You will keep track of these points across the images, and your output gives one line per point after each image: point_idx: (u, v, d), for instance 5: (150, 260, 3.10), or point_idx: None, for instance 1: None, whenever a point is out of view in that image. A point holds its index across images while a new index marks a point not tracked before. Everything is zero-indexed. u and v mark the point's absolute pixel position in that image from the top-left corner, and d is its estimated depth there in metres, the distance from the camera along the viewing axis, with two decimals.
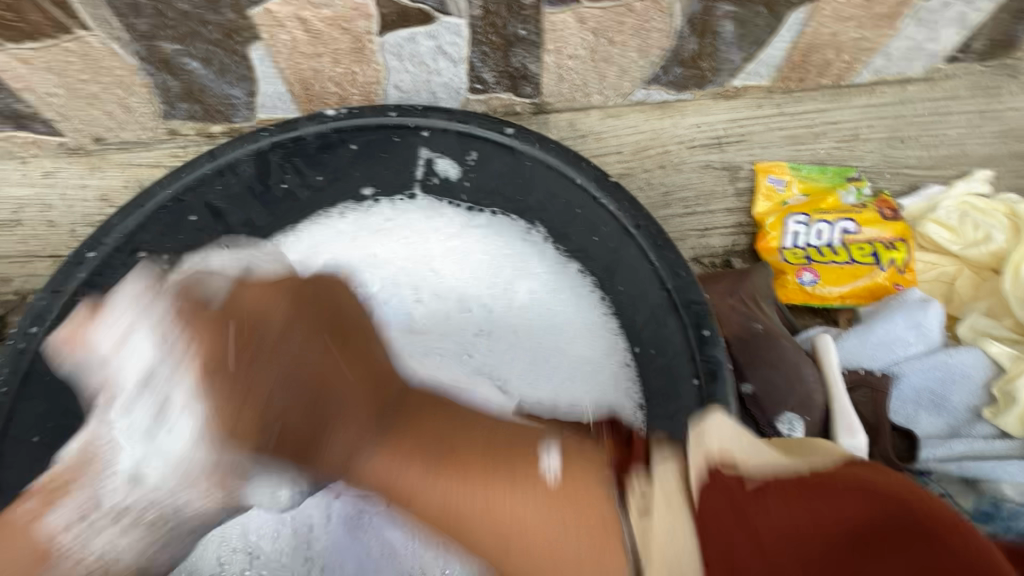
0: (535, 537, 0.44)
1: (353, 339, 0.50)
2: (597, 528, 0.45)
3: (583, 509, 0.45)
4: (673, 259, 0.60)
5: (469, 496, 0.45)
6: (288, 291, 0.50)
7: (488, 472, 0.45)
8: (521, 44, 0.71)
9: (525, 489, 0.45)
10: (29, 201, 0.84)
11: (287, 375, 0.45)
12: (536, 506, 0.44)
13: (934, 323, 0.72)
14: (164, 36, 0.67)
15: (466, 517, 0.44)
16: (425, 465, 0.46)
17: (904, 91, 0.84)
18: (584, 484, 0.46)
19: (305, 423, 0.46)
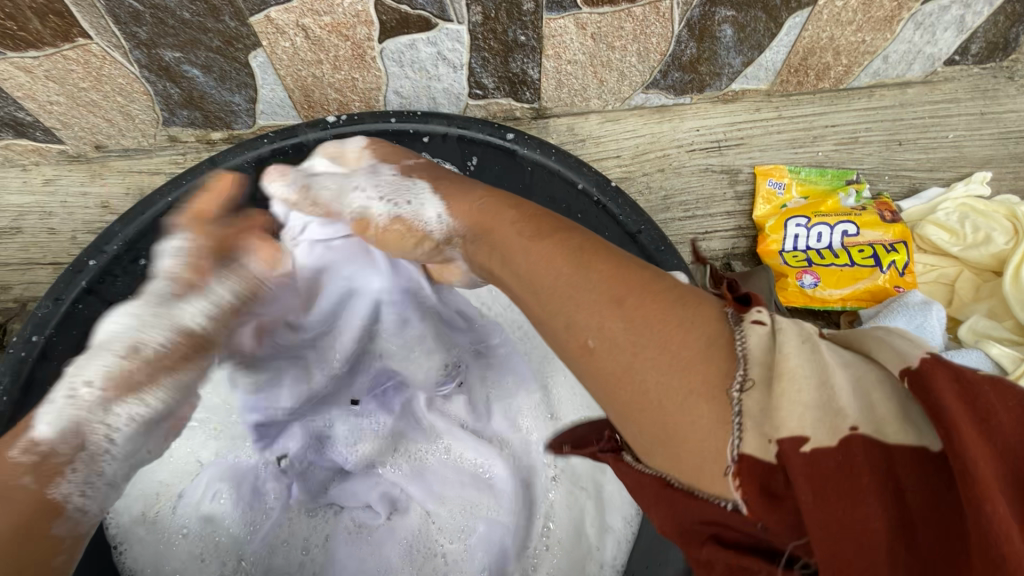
0: (650, 340, 0.32)
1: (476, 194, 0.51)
2: (707, 353, 0.30)
3: (686, 328, 0.31)
4: (675, 263, 0.60)
5: (559, 265, 0.37)
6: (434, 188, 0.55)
7: (609, 274, 0.35)
8: (521, 49, 0.72)
9: (670, 301, 0.33)
10: (29, 209, 0.84)
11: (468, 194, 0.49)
12: (623, 320, 0.33)
13: (936, 326, 0.72)
14: (165, 43, 0.67)
15: (543, 295, 0.37)
16: (529, 231, 0.40)
17: (902, 93, 0.85)
18: (689, 310, 0.32)
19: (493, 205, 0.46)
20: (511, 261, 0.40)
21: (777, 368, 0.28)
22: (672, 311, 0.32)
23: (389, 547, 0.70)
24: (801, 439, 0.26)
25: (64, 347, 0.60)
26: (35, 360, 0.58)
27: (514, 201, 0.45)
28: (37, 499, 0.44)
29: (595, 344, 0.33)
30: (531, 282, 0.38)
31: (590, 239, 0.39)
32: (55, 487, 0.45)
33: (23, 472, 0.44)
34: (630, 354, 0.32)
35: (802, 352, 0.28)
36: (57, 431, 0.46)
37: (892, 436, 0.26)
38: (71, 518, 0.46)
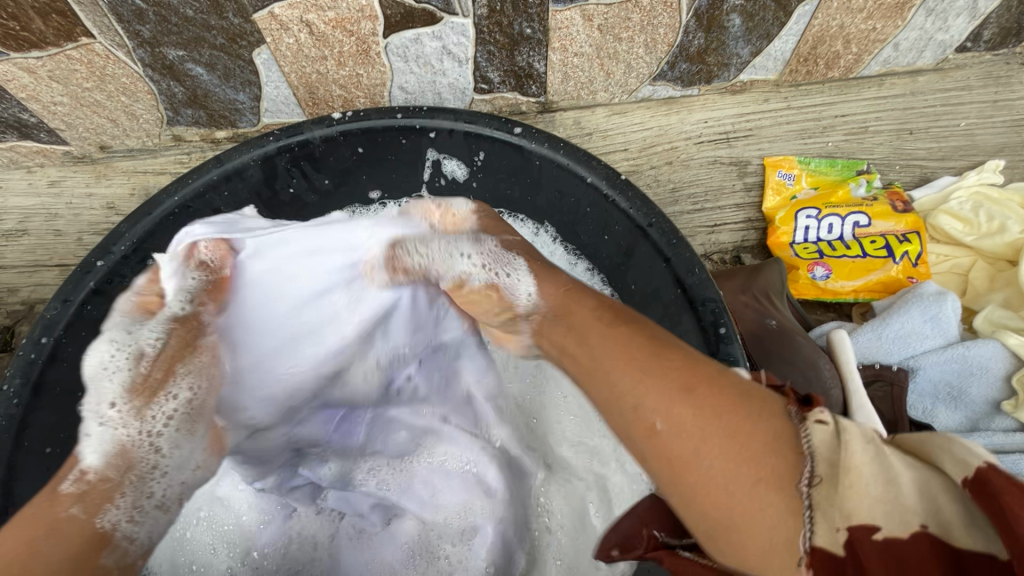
0: (717, 434, 0.30)
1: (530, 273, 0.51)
2: (771, 450, 0.29)
3: (753, 420, 0.30)
4: (688, 256, 0.59)
5: (633, 360, 0.35)
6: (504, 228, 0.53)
7: (666, 361, 0.34)
8: (527, 42, 0.71)
9: (737, 394, 0.32)
10: (35, 211, 0.84)
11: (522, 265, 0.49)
12: (697, 412, 0.31)
13: (951, 317, 0.71)
14: (168, 41, 0.67)
15: (617, 393, 0.35)
16: (608, 320, 0.39)
17: (913, 82, 0.83)
18: (762, 407, 0.31)
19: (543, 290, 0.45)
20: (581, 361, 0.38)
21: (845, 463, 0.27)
22: (745, 407, 0.31)
23: (388, 548, 0.68)
24: (873, 527, 0.25)
25: (72, 349, 0.60)
26: (44, 362, 0.58)
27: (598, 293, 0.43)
28: (89, 532, 0.40)
29: (666, 434, 0.31)
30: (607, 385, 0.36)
31: (659, 333, 0.38)
32: (105, 514, 0.41)
33: (70, 502, 0.40)
34: (696, 436, 0.30)
35: (869, 451, 0.27)
36: (102, 457, 0.44)
37: (965, 540, 0.24)
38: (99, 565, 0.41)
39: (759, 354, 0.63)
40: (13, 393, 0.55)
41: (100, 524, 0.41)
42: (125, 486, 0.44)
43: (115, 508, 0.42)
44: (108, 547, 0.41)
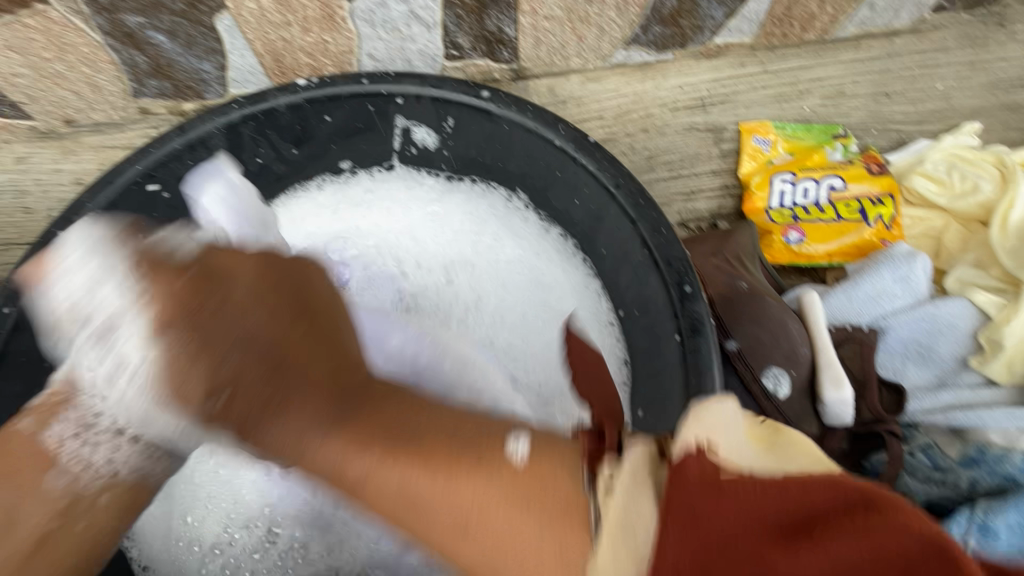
0: (483, 527, 0.32)
1: (320, 316, 0.46)
2: (560, 508, 0.32)
3: (545, 502, 0.32)
4: (654, 216, 0.59)
5: (417, 468, 0.35)
6: (208, 271, 0.45)
7: (421, 455, 0.35)
8: (495, 5, 0.69)
9: (486, 474, 0.34)
10: (1, 187, 0.82)
11: (243, 339, 0.42)
12: (488, 481, 0.33)
13: (922, 277, 0.71)
14: (127, 7, 0.65)
15: (402, 495, 0.35)
16: (337, 444, 0.38)
17: (890, 43, 0.82)
18: (555, 467, 0.34)
19: (258, 388, 0.41)
20: (344, 476, 0.37)
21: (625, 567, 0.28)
22: (545, 488, 0.33)
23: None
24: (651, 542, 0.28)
25: None
26: (8, 333, 0.57)
27: (307, 378, 0.42)
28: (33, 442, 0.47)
29: (472, 532, 0.33)
30: (401, 496, 0.35)
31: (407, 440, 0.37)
32: (49, 429, 0.47)
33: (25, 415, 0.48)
34: (492, 522, 0.32)
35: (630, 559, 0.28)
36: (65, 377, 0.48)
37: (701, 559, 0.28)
38: (71, 472, 0.47)
39: (726, 314, 0.63)
40: None
41: (45, 437, 0.47)
42: (75, 399, 0.48)
43: (61, 421, 0.48)
44: (55, 469, 0.47)
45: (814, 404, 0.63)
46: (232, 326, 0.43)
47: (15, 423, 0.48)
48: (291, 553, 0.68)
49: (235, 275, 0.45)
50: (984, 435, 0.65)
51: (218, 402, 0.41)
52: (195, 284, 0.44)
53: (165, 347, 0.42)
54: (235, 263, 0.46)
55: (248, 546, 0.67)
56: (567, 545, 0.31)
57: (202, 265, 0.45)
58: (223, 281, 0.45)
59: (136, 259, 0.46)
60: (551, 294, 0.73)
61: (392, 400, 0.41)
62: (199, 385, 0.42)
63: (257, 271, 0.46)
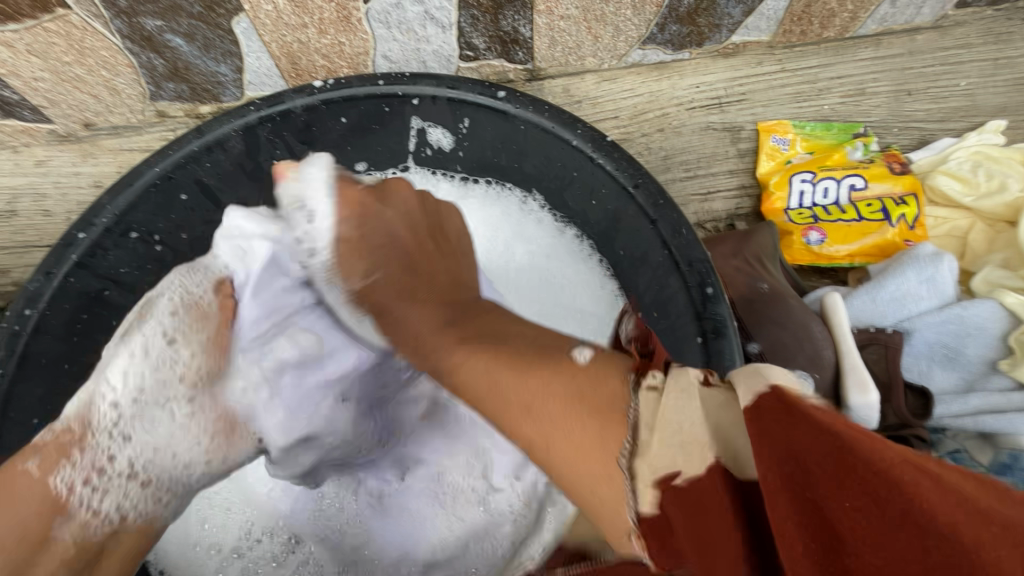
0: (548, 411, 0.35)
1: (445, 245, 0.59)
2: (607, 403, 0.33)
3: (598, 413, 0.33)
4: (674, 217, 0.58)
5: (499, 368, 0.40)
6: (382, 194, 0.57)
7: (519, 359, 0.40)
8: (510, 5, 0.69)
9: (550, 373, 0.37)
10: (22, 191, 0.83)
11: (385, 246, 0.55)
12: (554, 380, 0.36)
13: (947, 276, 0.69)
14: (145, 11, 0.66)
15: (492, 379, 0.40)
16: (433, 317, 0.50)
17: (912, 41, 0.80)
18: (600, 379, 0.35)
19: (401, 281, 0.54)
20: (443, 360, 0.45)
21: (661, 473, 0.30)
22: (594, 395, 0.34)
23: (412, 500, 0.68)
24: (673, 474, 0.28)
25: (57, 321, 0.60)
26: (29, 335, 0.57)
27: (423, 282, 0.54)
28: (41, 488, 0.46)
29: (533, 410, 0.36)
30: (485, 382, 0.40)
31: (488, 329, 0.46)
32: (56, 474, 0.47)
33: (28, 458, 0.47)
34: (545, 414, 0.35)
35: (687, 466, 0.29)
36: (77, 412, 0.49)
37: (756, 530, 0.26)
38: (81, 517, 0.47)
39: (748, 316, 0.62)
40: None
41: (52, 485, 0.46)
42: (87, 441, 0.49)
43: (68, 467, 0.47)
44: (62, 517, 0.46)
45: (838, 408, 0.62)
46: (383, 237, 0.55)
47: (21, 464, 0.46)
48: (309, 562, 0.68)
49: (399, 201, 0.58)
50: (1016, 441, 0.63)
51: (369, 291, 0.54)
52: (370, 205, 0.55)
53: (340, 235, 0.55)
54: (400, 192, 0.58)
55: (268, 552, 0.68)
56: (608, 436, 0.31)
57: (377, 194, 0.57)
58: (387, 205, 0.57)
59: (337, 176, 0.56)
60: (566, 293, 0.73)
61: (499, 315, 0.50)
62: (357, 269, 0.54)
63: (416, 206, 0.59)
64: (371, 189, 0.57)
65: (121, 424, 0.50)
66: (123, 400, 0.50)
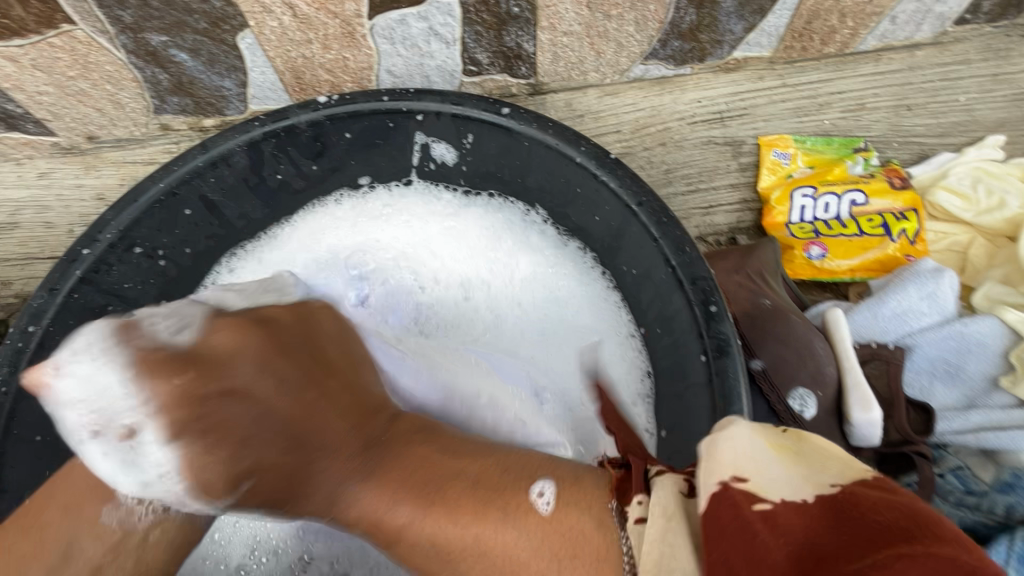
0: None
1: (332, 372, 0.47)
2: (588, 549, 0.36)
3: (567, 570, 0.36)
4: (678, 234, 0.59)
5: (456, 534, 0.39)
6: (200, 359, 0.42)
7: (469, 509, 0.40)
8: (514, 22, 0.69)
9: (511, 523, 0.38)
10: (25, 203, 0.83)
11: (257, 417, 0.42)
12: (518, 532, 0.38)
13: (948, 293, 0.70)
14: (151, 27, 0.66)
15: (447, 550, 0.40)
16: (372, 494, 0.43)
17: (911, 56, 0.81)
18: (585, 552, 0.36)
19: (281, 475, 0.43)
20: (378, 525, 0.42)
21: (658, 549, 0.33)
22: (557, 536, 0.37)
23: None
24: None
25: (62, 337, 0.60)
26: (33, 351, 0.58)
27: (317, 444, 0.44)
28: (89, 476, 0.46)
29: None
30: (440, 553, 0.40)
31: (412, 470, 0.43)
32: (104, 467, 0.46)
33: (77, 454, 0.47)
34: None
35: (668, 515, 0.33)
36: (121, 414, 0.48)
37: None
38: (127, 507, 0.46)
39: (751, 333, 0.62)
40: (1, 380, 0.56)
41: (100, 474, 0.46)
42: (125, 447, 0.46)
43: None
44: (110, 503, 0.45)
45: (841, 425, 0.62)
46: (249, 411, 0.42)
47: (76, 456, 0.47)
48: None
49: (231, 359, 0.42)
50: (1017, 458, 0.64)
51: (241, 494, 0.42)
52: (204, 392, 0.41)
53: (183, 456, 0.40)
54: (282, 321, 0.47)
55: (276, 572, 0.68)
56: None
57: (198, 357, 0.42)
58: (232, 371, 0.42)
59: (134, 360, 0.41)
60: (572, 305, 0.72)
61: (414, 443, 0.45)
62: (221, 478, 0.41)
63: (263, 341, 0.44)
64: (186, 353, 0.42)
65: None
66: (161, 394, 0.49)
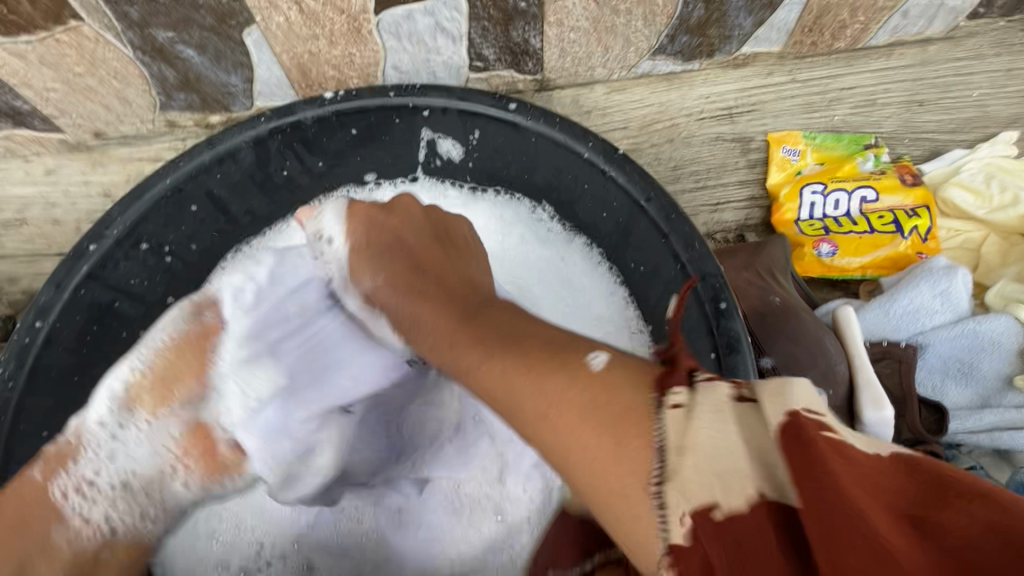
0: (558, 422, 0.35)
1: (455, 247, 0.58)
2: (624, 416, 0.32)
3: (616, 417, 0.33)
4: (686, 230, 0.58)
5: (512, 373, 0.39)
6: (389, 205, 0.59)
7: (535, 359, 0.39)
8: (521, 17, 0.69)
9: (565, 374, 0.37)
10: (33, 200, 0.83)
11: (402, 251, 0.55)
12: (568, 385, 0.36)
13: (962, 291, 0.69)
14: (157, 23, 0.66)
15: (499, 396, 0.40)
16: (461, 339, 0.45)
17: (925, 51, 0.79)
18: (630, 414, 0.32)
19: (412, 283, 0.53)
20: (461, 368, 0.44)
21: (688, 443, 0.30)
22: (614, 397, 0.34)
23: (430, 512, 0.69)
24: (711, 506, 0.29)
25: (68, 332, 0.60)
26: (39, 347, 0.57)
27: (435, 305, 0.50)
28: (42, 492, 0.52)
29: (547, 423, 0.36)
30: (503, 390, 0.39)
31: (508, 334, 0.43)
32: (54, 481, 0.52)
33: (32, 468, 0.52)
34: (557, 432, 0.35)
35: (710, 427, 0.30)
36: (73, 429, 0.54)
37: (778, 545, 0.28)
38: (72, 524, 0.52)
39: (762, 332, 0.62)
40: (7, 376, 0.56)
41: (50, 492, 0.52)
42: (80, 456, 0.53)
43: (64, 475, 0.53)
44: (58, 522, 0.52)
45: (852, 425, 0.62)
46: (398, 238, 0.56)
47: (26, 472, 0.52)
48: None
49: (410, 211, 0.59)
50: None
51: (377, 296, 0.55)
52: (377, 232, 0.57)
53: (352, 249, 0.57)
54: (407, 205, 0.60)
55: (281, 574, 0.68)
56: (626, 451, 0.31)
57: (390, 205, 0.59)
58: (394, 213, 0.58)
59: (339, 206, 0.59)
60: (585, 296, 0.72)
61: (505, 314, 0.47)
62: (370, 273, 0.55)
63: (424, 219, 0.59)
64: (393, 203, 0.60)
65: (104, 439, 0.54)
66: (109, 418, 0.54)
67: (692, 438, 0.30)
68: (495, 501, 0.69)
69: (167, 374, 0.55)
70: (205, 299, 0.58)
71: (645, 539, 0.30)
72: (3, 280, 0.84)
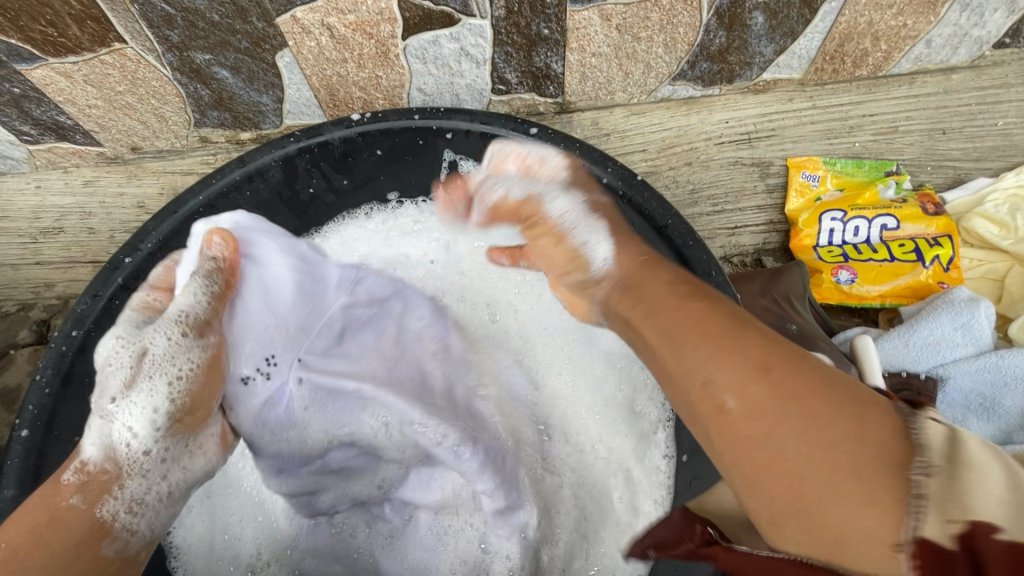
0: (791, 393, 0.31)
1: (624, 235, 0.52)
2: (865, 408, 0.30)
3: (857, 410, 0.30)
4: (704, 259, 0.59)
5: (736, 341, 0.35)
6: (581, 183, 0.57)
7: (764, 338, 0.35)
8: (544, 43, 0.70)
9: (798, 357, 0.34)
10: (70, 210, 0.87)
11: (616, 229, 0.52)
12: (809, 367, 0.33)
13: (985, 324, 0.70)
14: (196, 46, 0.69)
15: (713, 357, 0.34)
16: (676, 300, 0.40)
17: (947, 80, 0.80)
18: (872, 409, 0.30)
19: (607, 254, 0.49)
20: (665, 330, 0.39)
21: (965, 457, 0.25)
22: (845, 391, 0.31)
23: (415, 544, 0.67)
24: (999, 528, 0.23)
25: (101, 342, 0.62)
26: (74, 354, 0.60)
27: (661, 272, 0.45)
28: (86, 523, 0.42)
29: (769, 385, 0.32)
30: (712, 354, 0.35)
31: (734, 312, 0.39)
32: (103, 505, 0.43)
33: (70, 492, 0.43)
34: (779, 402, 0.31)
35: (990, 453, 0.25)
36: (100, 449, 0.45)
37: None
38: (122, 536, 0.44)
39: None
40: (44, 382, 0.58)
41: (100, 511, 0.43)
42: (126, 477, 0.45)
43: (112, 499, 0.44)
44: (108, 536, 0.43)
45: None
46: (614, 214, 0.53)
47: (63, 500, 0.42)
48: None
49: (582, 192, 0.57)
50: None
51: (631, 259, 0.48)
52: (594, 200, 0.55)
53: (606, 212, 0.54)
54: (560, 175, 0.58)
55: None
56: (872, 434, 0.28)
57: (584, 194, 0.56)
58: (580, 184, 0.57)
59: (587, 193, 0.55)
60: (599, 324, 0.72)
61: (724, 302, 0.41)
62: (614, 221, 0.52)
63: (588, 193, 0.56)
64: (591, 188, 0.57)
65: (150, 463, 0.46)
66: (139, 426, 0.46)
67: (971, 454, 0.25)
68: (477, 534, 0.66)
69: (201, 395, 0.49)
70: (198, 321, 0.49)
71: (873, 528, 0.26)
72: (39, 286, 0.87)
